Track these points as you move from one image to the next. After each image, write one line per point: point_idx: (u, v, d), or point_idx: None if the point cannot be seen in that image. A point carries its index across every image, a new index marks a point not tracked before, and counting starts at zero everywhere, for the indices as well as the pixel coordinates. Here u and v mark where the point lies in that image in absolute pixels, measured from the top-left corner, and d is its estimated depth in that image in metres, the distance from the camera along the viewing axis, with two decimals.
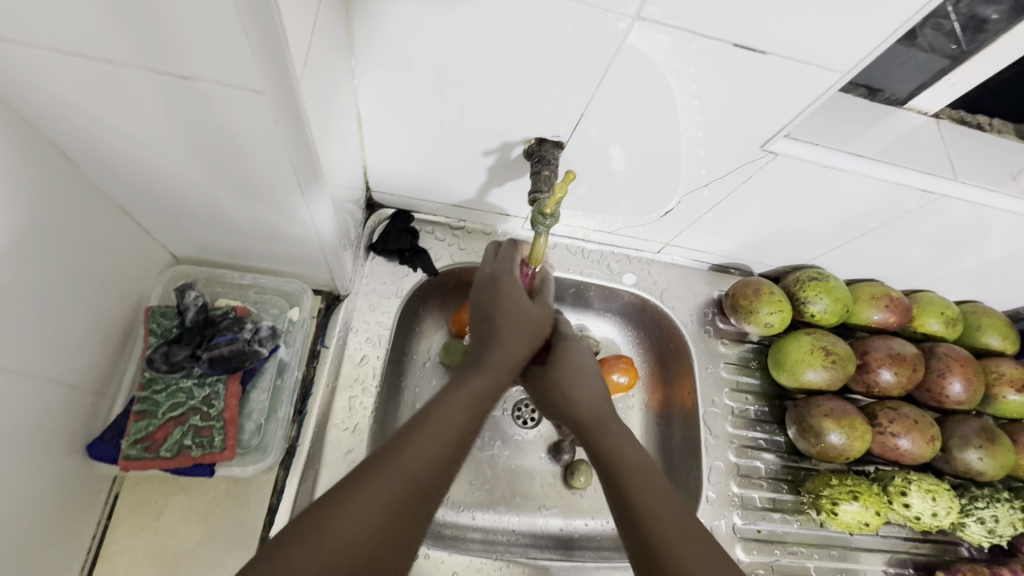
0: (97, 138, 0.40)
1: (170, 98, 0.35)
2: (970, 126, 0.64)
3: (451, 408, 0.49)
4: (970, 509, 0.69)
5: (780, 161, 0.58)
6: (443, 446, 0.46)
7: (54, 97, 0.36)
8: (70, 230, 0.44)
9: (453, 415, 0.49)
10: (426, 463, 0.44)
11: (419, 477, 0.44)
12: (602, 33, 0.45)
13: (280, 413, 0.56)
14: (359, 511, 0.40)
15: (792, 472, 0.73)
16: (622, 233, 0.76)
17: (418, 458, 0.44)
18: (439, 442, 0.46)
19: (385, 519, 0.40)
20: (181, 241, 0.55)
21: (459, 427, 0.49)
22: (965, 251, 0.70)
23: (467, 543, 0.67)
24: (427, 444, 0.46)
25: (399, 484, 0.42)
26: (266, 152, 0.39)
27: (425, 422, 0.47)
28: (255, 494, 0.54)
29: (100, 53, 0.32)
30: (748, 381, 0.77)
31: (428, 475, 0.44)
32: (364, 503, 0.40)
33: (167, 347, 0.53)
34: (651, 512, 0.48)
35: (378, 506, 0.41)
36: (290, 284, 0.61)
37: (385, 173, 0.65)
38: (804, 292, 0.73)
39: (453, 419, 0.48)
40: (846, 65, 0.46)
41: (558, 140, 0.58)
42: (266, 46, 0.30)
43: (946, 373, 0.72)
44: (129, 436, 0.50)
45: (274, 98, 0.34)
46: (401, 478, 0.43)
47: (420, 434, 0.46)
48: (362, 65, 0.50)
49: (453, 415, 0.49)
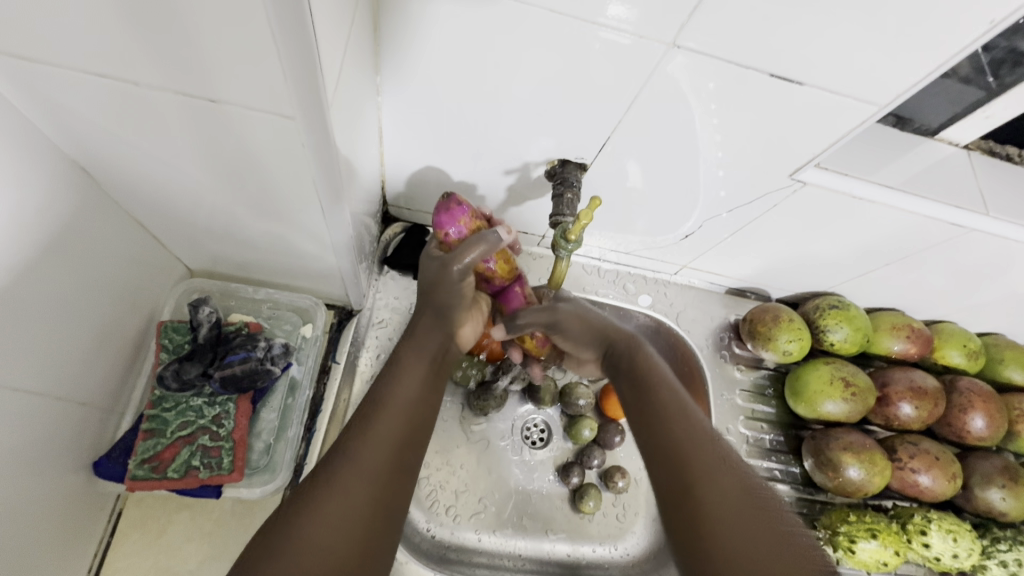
0: (117, 154, 0.39)
1: (194, 118, 0.34)
2: (1000, 157, 0.62)
3: (403, 393, 0.45)
4: (991, 551, 0.67)
5: (808, 190, 0.56)
6: (397, 437, 0.42)
7: (76, 114, 0.35)
8: (84, 244, 0.43)
9: (414, 404, 0.45)
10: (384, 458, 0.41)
11: (381, 473, 0.40)
12: (635, 59, 0.44)
13: (290, 433, 0.55)
14: (324, 521, 0.36)
15: (807, 505, 0.71)
16: (639, 254, 0.74)
17: (376, 452, 0.41)
18: (398, 430, 0.43)
19: (353, 526, 0.37)
20: (196, 254, 0.54)
21: (414, 410, 0.45)
22: (991, 284, 0.69)
23: (473, 570, 0.66)
24: (382, 433, 0.42)
25: (358, 486, 0.39)
26: (288, 172, 0.38)
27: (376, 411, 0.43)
28: (260, 514, 0.53)
29: (126, 74, 0.31)
30: (764, 409, 0.75)
31: (389, 465, 0.41)
32: (326, 513, 0.37)
33: (178, 365, 0.52)
34: (694, 470, 0.41)
35: (345, 511, 0.37)
36: (303, 300, 0.60)
37: (402, 188, 0.64)
38: (824, 320, 0.71)
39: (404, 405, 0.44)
40: (884, 98, 0.45)
41: (581, 162, 0.57)
42: (298, 72, 0.29)
43: (968, 408, 0.70)
44: (137, 456, 0.49)
45: (302, 122, 0.33)
46: (362, 479, 0.39)
47: (374, 422, 0.42)
48: (386, 81, 0.50)
49: (406, 401, 0.45)
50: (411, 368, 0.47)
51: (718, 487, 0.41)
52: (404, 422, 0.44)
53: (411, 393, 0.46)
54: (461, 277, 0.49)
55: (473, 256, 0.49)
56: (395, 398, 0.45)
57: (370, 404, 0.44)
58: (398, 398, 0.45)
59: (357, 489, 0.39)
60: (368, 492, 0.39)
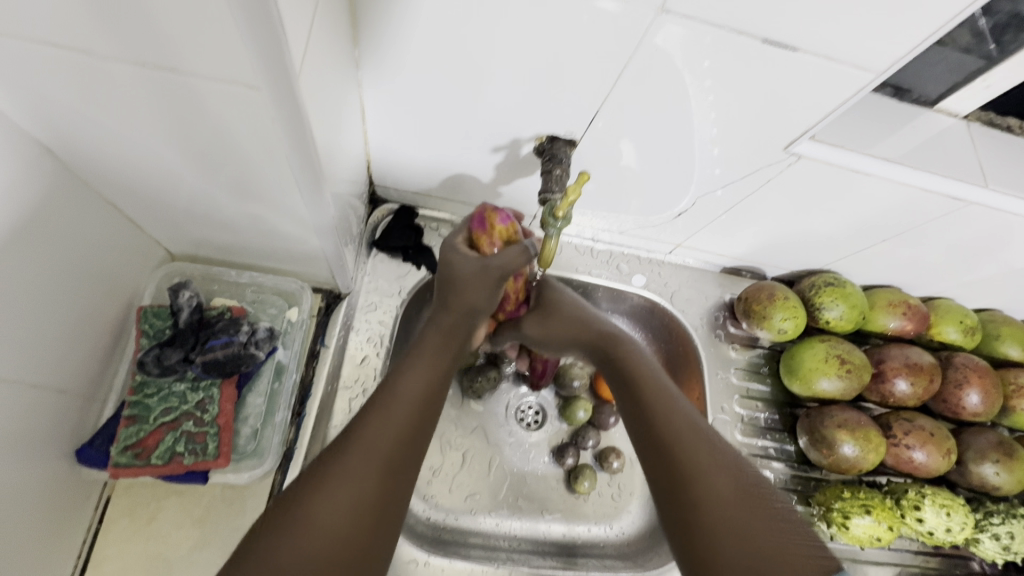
0: (83, 134, 0.38)
1: (157, 91, 0.33)
2: (1001, 129, 0.61)
3: (413, 383, 0.45)
4: (984, 525, 0.67)
5: (802, 163, 0.55)
6: (406, 425, 0.42)
7: (35, 91, 0.34)
8: (56, 228, 0.42)
9: (429, 392, 0.45)
10: (392, 447, 0.41)
11: (386, 461, 0.40)
12: (623, 28, 0.43)
13: (277, 417, 0.54)
14: (332, 504, 0.37)
15: (802, 482, 0.71)
16: (633, 234, 0.73)
17: (384, 438, 0.41)
18: (406, 419, 0.43)
19: (361, 510, 0.38)
20: (176, 237, 0.53)
21: (427, 399, 0.45)
22: (989, 259, 0.68)
23: (467, 549, 0.65)
24: (392, 420, 0.42)
25: (365, 472, 0.39)
26: (262, 149, 0.37)
27: (385, 401, 0.43)
28: (250, 499, 0.53)
29: (80, 43, 0.30)
30: (759, 387, 0.75)
31: (397, 453, 0.41)
32: (330, 493, 0.37)
33: (159, 350, 0.51)
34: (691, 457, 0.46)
35: (355, 495, 0.38)
36: (288, 283, 0.59)
37: (389, 168, 0.63)
38: (819, 297, 0.70)
39: (411, 397, 0.44)
40: (880, 65, 0.43)
41: (570, 138, 0.55)
42: (263, 41, 0.28)
43: (964, 384, 0.70)
44: (119, 443, 0.48)
45: (269, 94, 0.32)
46: (367, 463, 0.39)
47: (384, 411, 0.42)
48: (366, 57, 0.48)
49: (416, 391, 0.45)
50: (420, 362, 0.47)
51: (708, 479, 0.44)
52: (416, 410, 0.44)
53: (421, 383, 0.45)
54: (496, 279, 0.49)
55: (512, 264, 0.49)
56: (404, 387, 0.44)
57: (381, 392, 0.44)
58: (408, 389, 0.44)
59: (362, 474, 0.39)
60: (371, 480, 0.39)
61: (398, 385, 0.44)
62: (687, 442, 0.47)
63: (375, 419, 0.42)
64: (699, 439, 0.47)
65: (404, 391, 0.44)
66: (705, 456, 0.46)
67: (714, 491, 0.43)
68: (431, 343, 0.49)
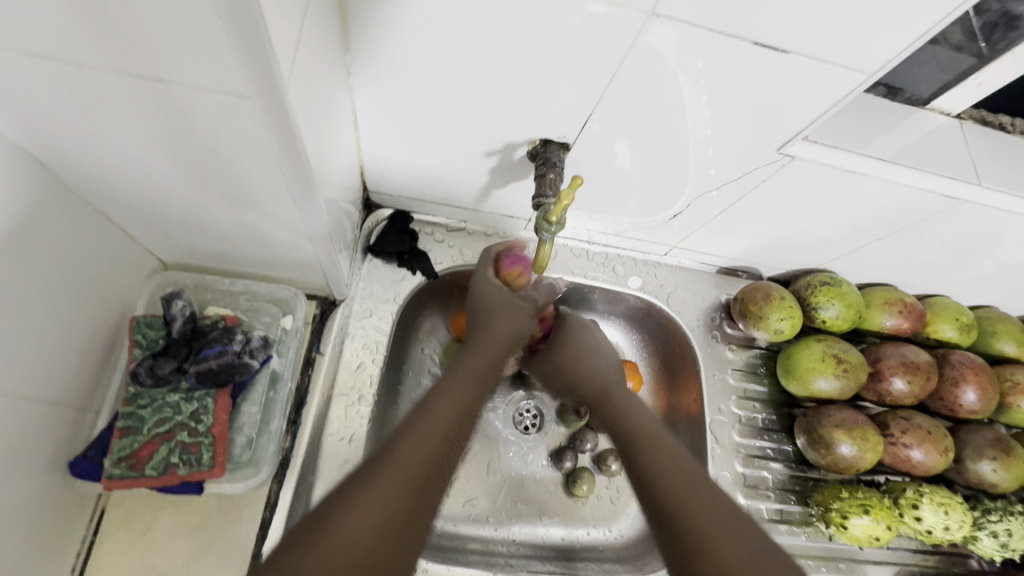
0: (72, 144, 0.37)
1: (145, 101, 0.32)
2: (994, 127, 0.61)
3: (445, 410, 0.48)
4: (982, 523, 0.67)
5: (796, 164, 0.55)
6: (437, 446, 0.46)
7: (21, 101, 0.33)
8: (47, 239, 0.42)
9: (455, 418, 0.49)
10: (424, 465, 0.44)
11: (418, 476, 0.43)
12: (614, 31, 0.43)
13: (272, 426, 0.54)
14: (365, 510, 0.40)
15: (799, 482, 0.71)
16: (628, 236, 0.73)
17: (418, 457, 0.44)
18: (438, 440, 0.46)
19: (389, 518, 0.40)
20: (169, 246, 0.53)
21: (454, 426, 0.48)
22: (984, 256, 0.68)
23: (466, 555, 0.65)
24: (424, 442, 0.45)
25: (398, 483, 0.42)
26: (253, 157, 0.37)
27: (422, 418, 0.47)
28: (246, 509, 0.53)
29: (65, 54, 0.29)
30: (756, 388, 0.75)
31: (425, 473, 0.44)
32: (365, 503, 0.40)
33: (152, 360, 0.51)
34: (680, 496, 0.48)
35: (385, 502, 0.41)
36: (282, 290, 0.59)
37: (383, 173, 0.62)
38: (815, 297, 0.70)
39: (441, 423, 0.47)
40: (872, 67, 0.43)
41: (564, 141, 0.55)
42: (250, 52, 0.28)
43: (960, 381, 0.70)
44: (113, 455, 0.48)
45: (258, 102, 0.31)
46: (400, 479, 0.42)
47: (418, 428, 0.46)
48: (357, 62, 0.48)
49: (447, 417, 0.48)
50: (454, 388, 0.51)
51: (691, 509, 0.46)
52: (443, 433, 0.47)
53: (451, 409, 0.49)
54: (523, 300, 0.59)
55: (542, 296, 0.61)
56: (437, 413, 0.48)
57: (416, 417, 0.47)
58: (443, 412, 0.48)
59: (394, 489, 0.42)
60: (406, 492, 0.42)
61: (432, 410, 0.48)
62: (669, 473, 0.49)
63: (412, 434, 0.45)
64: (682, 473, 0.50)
65: (434, 414, 0.48)
66: (683, 484, 0.49)
67: (700, 535, 0.45)
68: (465, 372, 0.53)
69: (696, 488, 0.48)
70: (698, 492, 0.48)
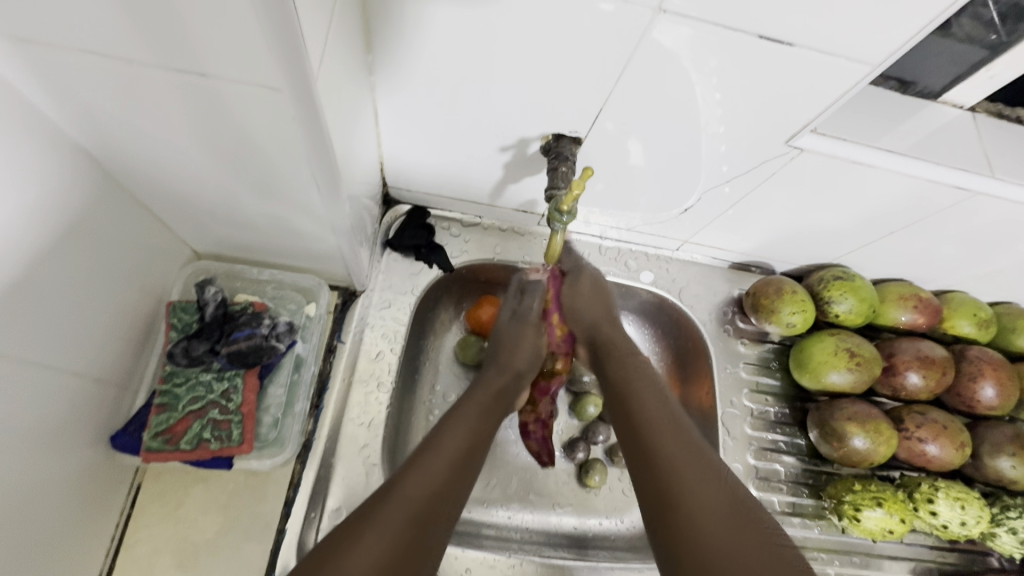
0: (117, 136, 0.41)
1: (187, 95, 0.35)
2: (1010, 120, 0.61)
3: (452, 439, 0.49)
4: (1001, 519, 0.67)
5: (805, 156, 0.56)
6: (446, 475, 0.46)
7: (76, 96, 0.37)
8: (97, 227, 0.45)
9: (467, 448, 0.49)
10: (432, 495, 0.44)
11: (423, 506, 0.43)
12: (622, 28, 0.44)
13: (297, 408, 0.57)
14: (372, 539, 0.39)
15: (813, 476, 0.71)
16: (641, 230, 0.74)
17: (425, 479, 0.45)
18: (445, 471, 0.46)
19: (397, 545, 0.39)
20: (202, 236, 0.56)
21: (466, 451, 0.49)
22: (1001, 251, 0.67)
23: (481, 540, 0.67)
24: (429, 470, 0.45)
25: (404, 511, 0.41)
26: (281, 149, 0.39)
27: (429, 453, 0.47)
28: (271, 487, 0.55)
29: (118, 52, 0.32)
30: (769, 382, 0.75)
31: (434, 504, 0.44)
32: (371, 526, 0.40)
33: (186, 342, 0.54)
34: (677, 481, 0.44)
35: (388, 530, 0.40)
36: (307, 280, 0.61)
37: (402, 169, 0.65)
38: (828, 291, 0.70)
39: (451, 451, 0.48)
40: (877, 57, 0.44)
41: (576, 136, 0.57)
42: (283, 46, 0.30)
43: (978, 376, 0.69)
44: (151, 429, 0.51)
45: (289, 94, 0.34)
46: (404, 498, 0.42)
47: (424, 466, 0.46)
48: (378, 61, 0.50)
49: (456, 445, 0.49)
50: (460, 419, 0.52)
51: (681, 478, 0.43)
52: (453, 463, 0.47)
53: (461, 440, 0.49)
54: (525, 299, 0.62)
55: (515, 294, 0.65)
56: (445, 441, 0.49)
57: (423, 446, 0.48)
58: (451, 442, 0.49)
59: (398, 510, 0.41)
60: (409, 519, 0.41)
61: (439, 440, 0.49)
62: (663, 444, 0.46)
63: (417, 467, 0.45)
64: (694, 463, 0.45)
65: (446, 446, 0.48)
66: (694, 484, 0.43)
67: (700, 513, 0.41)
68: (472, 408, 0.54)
69: (701, 478, 0.43)
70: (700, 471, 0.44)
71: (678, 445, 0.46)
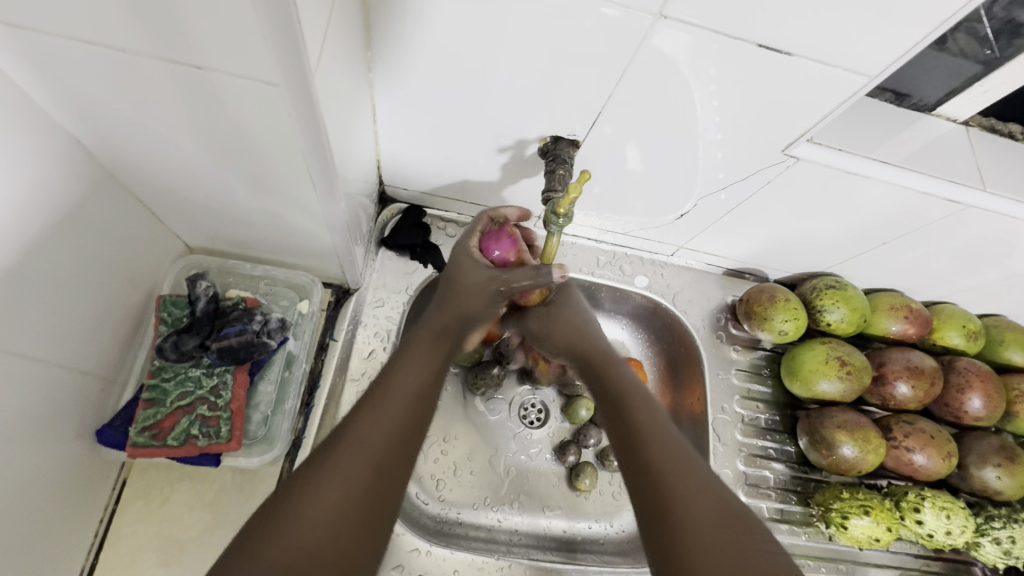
0: (110, 127, 0.40)
1: (184, 87, 0.35)
2: (1002, 135, 0.62)
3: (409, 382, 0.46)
4: (985, 529, 0.68)
5: (802, 165, 0.56)
6: (404, 417, 0.44)
7: (70, 86, 0.36)
8: (89, 218, 0.45)
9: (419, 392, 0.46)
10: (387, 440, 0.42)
11: (382, 455, 0.41)
12: (623, 32, 0.44)
13: (287, 405, 0.57)
14: (323, 494, 0.38)
15: (801, 483, 0.72)
16: (637, 235, 0.74)
17: (379, 428, 0.42)
18: (406, 412, 0.44)
19: (350, 499, 0.39)
20: (195, 231, 0.55)
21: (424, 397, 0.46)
22: (991, 264, 0.68)
23: (468, 542, 0.66)
24: (385, 416, 0.43)
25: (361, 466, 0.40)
26: (277, 146, 0.39)
27: (389, 395, 0.44)
28: (260, 485, 0.55)
29: (115, 42, 0.32)
30: (760, 389, 0.76)
31: (387, 449, 0.42)
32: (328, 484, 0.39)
33: (177, 336, 0.54)
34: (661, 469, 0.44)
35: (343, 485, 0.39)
36: (299, 277, 0.62)
37: (399, 168, 0.65)
38: (821, 300, 0.71)
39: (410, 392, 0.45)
40: (875, 68, 0.45)
41: (574, 139, 0.57)
42: (281, 39, 0.30)
43: (966, 388, 0.70)
44: (137, 423, 0.51)
45: (286, 89, 0.34)
46: (360, 453, 0.40)
47: (380, 408, 0.43)
48: (376, 57, 0.50)
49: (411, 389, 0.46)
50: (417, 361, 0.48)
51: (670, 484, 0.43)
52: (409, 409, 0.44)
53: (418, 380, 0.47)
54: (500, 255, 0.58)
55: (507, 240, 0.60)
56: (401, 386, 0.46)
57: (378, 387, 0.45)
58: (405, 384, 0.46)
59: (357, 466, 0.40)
60: (367, 469, 0.40)
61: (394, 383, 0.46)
62: (670, 468, 0.44)
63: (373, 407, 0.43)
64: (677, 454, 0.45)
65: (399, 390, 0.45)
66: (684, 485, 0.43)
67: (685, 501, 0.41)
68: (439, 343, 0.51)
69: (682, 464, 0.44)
70: (692, 488, 0.42)
71: (673, 463, 0.44)
